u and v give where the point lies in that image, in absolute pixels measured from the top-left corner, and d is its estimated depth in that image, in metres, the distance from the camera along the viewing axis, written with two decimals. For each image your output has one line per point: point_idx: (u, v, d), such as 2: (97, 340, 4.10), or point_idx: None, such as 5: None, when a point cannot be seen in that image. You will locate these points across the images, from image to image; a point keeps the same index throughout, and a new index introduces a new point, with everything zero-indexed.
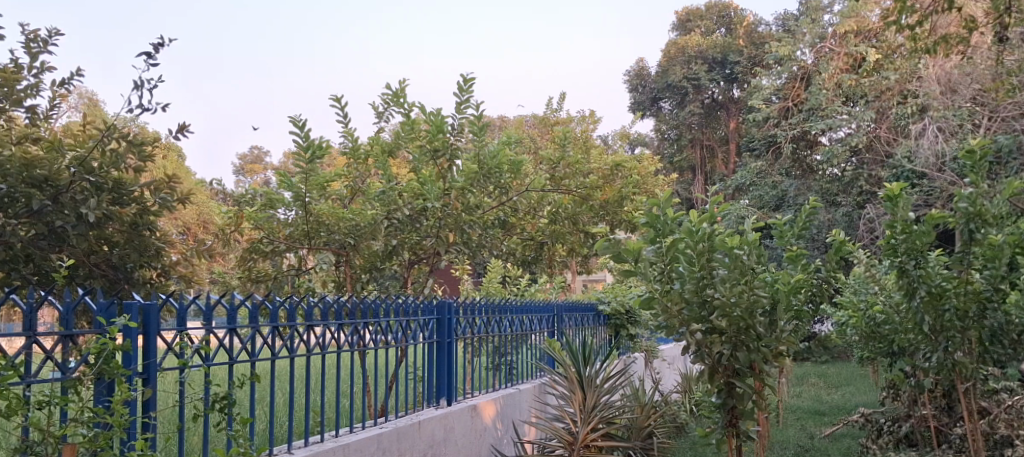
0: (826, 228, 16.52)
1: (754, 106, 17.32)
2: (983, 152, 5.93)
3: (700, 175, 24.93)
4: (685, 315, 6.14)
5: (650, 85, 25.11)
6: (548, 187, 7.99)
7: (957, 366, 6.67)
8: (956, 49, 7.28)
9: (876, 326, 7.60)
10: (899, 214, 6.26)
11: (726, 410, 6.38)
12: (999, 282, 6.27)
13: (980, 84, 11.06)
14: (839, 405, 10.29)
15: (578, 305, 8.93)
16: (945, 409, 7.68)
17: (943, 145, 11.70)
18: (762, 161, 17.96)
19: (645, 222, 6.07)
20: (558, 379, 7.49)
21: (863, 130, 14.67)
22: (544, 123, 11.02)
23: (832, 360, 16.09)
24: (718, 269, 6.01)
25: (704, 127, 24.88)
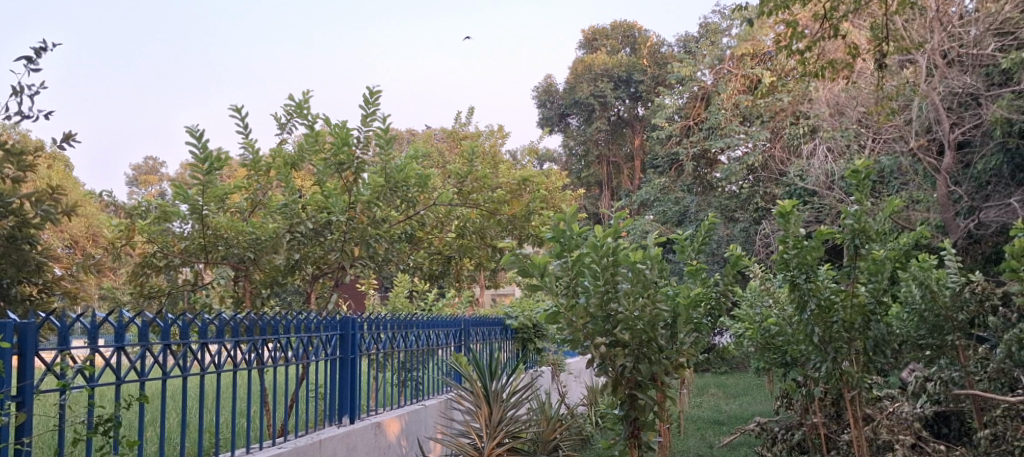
0: (725, 243, 17.13)
1: (657, 124, 17.86)
2: (867, 172, 6.30)
3: (606, 191, 25.45)
4: (589, 329, 6.25)
5: (558, 101, 25.57)
6: (455, 202, 7.97)
7: (844, 375, 6.95)
8: (841, 74, 7.70)
9: (771, 337, 7.92)
10: (791, 230, 6.63)
11: (629, 421, 6.49)
12: (881, 294, 6.70)
13: (865, 107, 11.42)
14: (737, 415, 10.66)
15: (485, 320, 8.93)
16: (834, 417, 8.08)
17: (833, 165, 12.20)
18: (666, 178, 18.64)
19: (552, 236, 6.11)
20: (464, 394, 7.44)
21: (758, 149, 15.34)
22: (453, 137, 11.08)
23: (730, 370, 16.66)
24: (621, 282, 6.17)
25: (610, 143, 25.40)
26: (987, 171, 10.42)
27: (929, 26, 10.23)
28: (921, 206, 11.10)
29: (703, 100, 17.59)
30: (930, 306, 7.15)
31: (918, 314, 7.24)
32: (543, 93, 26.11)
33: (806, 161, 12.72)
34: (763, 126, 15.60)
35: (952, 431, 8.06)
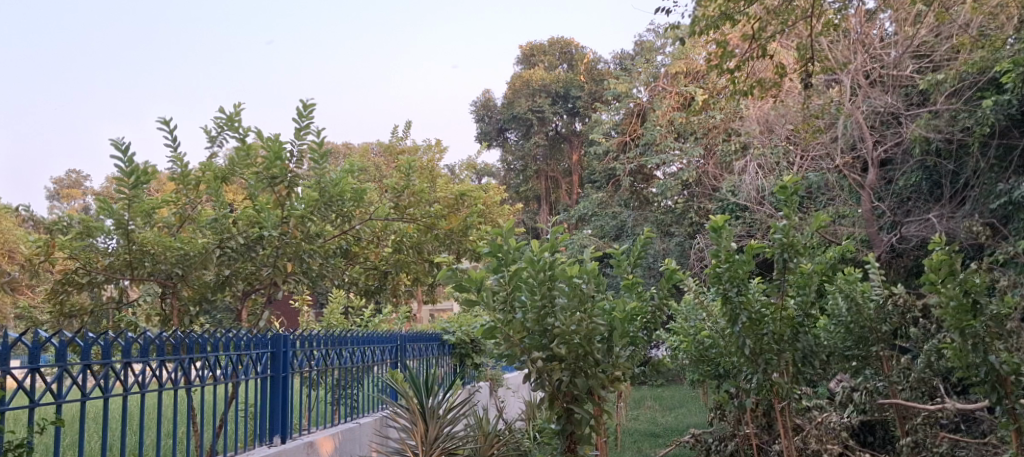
0: (661, 258, 17.35)
1: (594, 140, 18.10)
2: (795, 188, 6.46)
3: (544, 205, 25.55)
4: (526, 343, 6.25)
5: (497, 116, 25.68)
6: (392, 216, 7.90)
7: (774, 386, 7.10)
8: (769, 92, 7.93)
9: (704, 350, 8.06)
10: (723, 244, 6.76)
11: (565, 436, 6.49)
12: (809, 307, 6.93)
13: (793, 125, 11.79)
14: (672, 427, 10.77)
15: (422, 336, 8.84)
16: (766, 428, 8.23)
17: (763, 181, 12.40)
18: (603, 193, 18.90)
19: (488, 252, 6.13)
20: (400, 411, 7.32)
21: (692, 165, 15.65)
22: (390, 151, 10.99)
23: (666, 383, 16.81)
24: (558, 297, 6.19)
25: (548, 158, 25.55)
26: (908, 188, 10.99)
27: (852, 47, 10.57)
28: (846, 220, 11.42)
29: (639, 117, 17.88)
30: (856, 318, 7.49)
31: (844, 327, 7.54)
32: (481, 108, 26.17)
33: (738, 177, 12.90)
34: (696, 142, 15.92)
35: (877, 439, 8.33)
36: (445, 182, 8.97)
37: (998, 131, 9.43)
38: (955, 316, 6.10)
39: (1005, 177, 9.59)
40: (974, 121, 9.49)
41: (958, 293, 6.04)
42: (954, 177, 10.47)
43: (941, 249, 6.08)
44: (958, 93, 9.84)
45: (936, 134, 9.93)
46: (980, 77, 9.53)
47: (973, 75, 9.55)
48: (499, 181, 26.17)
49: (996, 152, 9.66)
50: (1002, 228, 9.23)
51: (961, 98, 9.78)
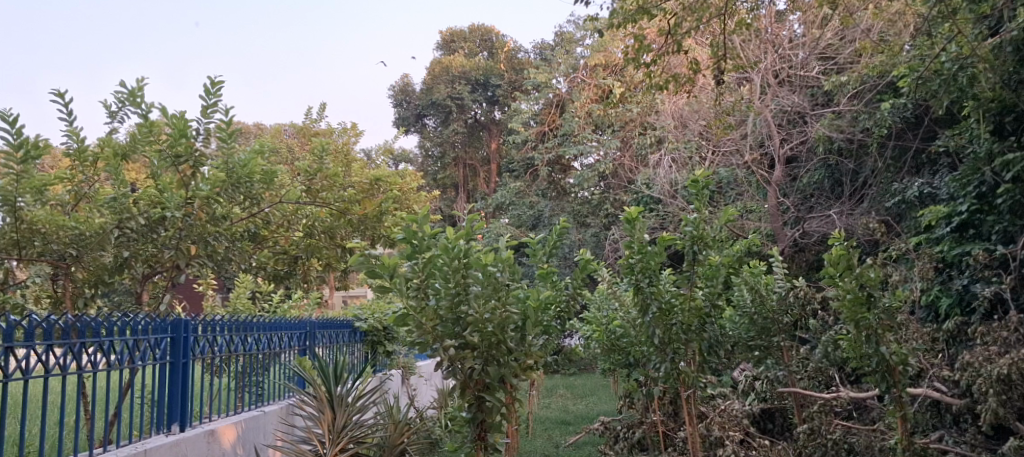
0: (576, 249, 17.55)
1: (513, 129, 18.14)
2: (706, 182, 6.69)
3: (462, 193, 25.40)
4: (438, 331, 6.20)
5: (415, 101, 25.32)
6: (304, 200, 7.70)
7: (682, 375, 7.23)
8: (683, 87, 8.06)
9: (616, 339, 8.20)
10: (636, 236, 6.89)
11: (476, 424, 6.44)
12: (716, 298, 7.12)
13: (706, 121, 12.09)
14: (583, 415, 10.94)
15: (332, 322, 8.63)
16: (672, 415, 8.45)
17: (677, 174, 12.48)
18: (521, 182, 19.02)
19: (402, 238, 6.07)
20: (307, 399, 7.07)
21: (609, 157, 15.90)
22: (303, 132, 10.73)
23: (578, 372, 17.07)
24: (472, 285, 6.12)
25: (467, 146, 25.38)
26: (811, 185, 11.43)
27: (763, 47, 11.07)
28: (753, 215, 11.75)
29: (558, 108, 18.03)
30: (760, 310, 7.76)
31: (748, 317, 7.79)
32: (399, 93, 25.79)
33: (652, 170, 13.07)
34: (613, 135, 16.14)
35: (776, 427, 8.57)
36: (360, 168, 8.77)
37: (894, 133, 9.85)
38: (851, 307, 6.48)
39: (900, 177, 10.05)
40: (873, 122, 9.90)
41: (853, 287, 6.42)
42: (854, 176, 10.91)
43: (839, 244, 6.44)
44: (861, 95, 10.28)
45: (838, 134, 10.34)
46: (879, 81, 9.97)
47: (874, 78, 10.01)
48: (417, 168, 25.87)
49: (892, 152, 10.05)
50: (896, 226, 9.65)
51: (862, 100, 10.26)
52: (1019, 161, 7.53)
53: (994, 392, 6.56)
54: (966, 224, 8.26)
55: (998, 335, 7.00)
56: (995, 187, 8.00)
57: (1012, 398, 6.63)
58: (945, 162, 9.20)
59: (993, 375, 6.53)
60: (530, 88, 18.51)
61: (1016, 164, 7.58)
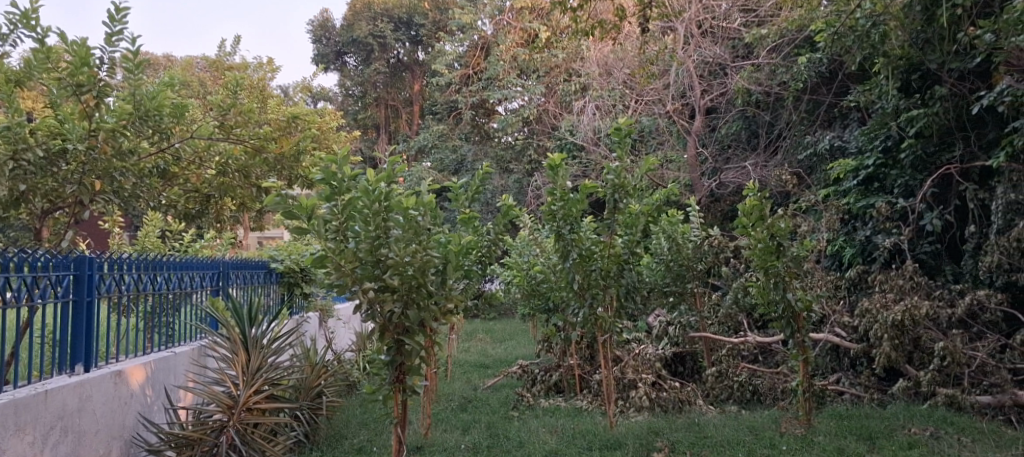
0: (498, 194, 17.53)
1: (437, 71, 17.82)
2: (628, 130, 6.75)
3: (383, 135, 24.40)
4: (357, 274, 6.03)
5: (335, 38, 24.17)
6: (216, 136, 7.38)
7: (599, 320, 7.42)
8: (609, 34, 8.01)
9: (536, 284, 8.27)
10: (559, 183, 6.88)
11: (394, 367, 6.35)
12: (634, 246, 7.26)
13: (630, 69, 12.14)
14: (502, 358, 11.08)
15: (246, 263, 8.35)
16: (588, 359, 8.66)
17: (600, 122, 12.54)
18: (444, 125, 18.83)
19: (321, 179, 5.81)
20: (219, 340, 6.69)
21: (534, 103, 15.85)
22: (216, 65, 10.31)
23: (497, 316, 17.26)
24: (392, 228, 6.02)
25: (388, 87, 24.26)
26: (729, 136, 11.72)
27: None
28: (673, 165, 11.97)
29: (482, 50, 17.62)
30: (676, 257, 7.99)
31: (665, 264, 8.03)
32: (319, 29, 24.84)
33: (576, 117, 13.06)
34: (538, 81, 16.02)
35: (686, 369, 8.82)
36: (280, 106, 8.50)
37: (809, 87, 10.10)
38: (761, 256, 6.74)
39: (812, 130, 10.36)
40: (789, 76, 10.18)
41: (764, 236, 6.66)
42: (769, 128, 11.20)
43: (752, 195, 6.62)
44: (778, 49, 10.51)
45: (756, 86, 10.68)
46: (798, 35, 10.19)
47: (793, 32, 10.22)
48: (337, 107, 24.96)
49: (807, 106, 10.35)
50: (807, 178, 9.97)
51: (780, 53, 10.49)
52: (922, 116, 7.92)
53: (888, 337, 6.95)
54: (872, 178, 8.61)
55: (894, 283, 7.40)
56: (899, 142, 8.38)
57: (904, 343, 7.03)
58: (855, 117, 9.52)
59: (889, 321, 6.92)
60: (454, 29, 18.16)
61: (919, 119, 7.96)
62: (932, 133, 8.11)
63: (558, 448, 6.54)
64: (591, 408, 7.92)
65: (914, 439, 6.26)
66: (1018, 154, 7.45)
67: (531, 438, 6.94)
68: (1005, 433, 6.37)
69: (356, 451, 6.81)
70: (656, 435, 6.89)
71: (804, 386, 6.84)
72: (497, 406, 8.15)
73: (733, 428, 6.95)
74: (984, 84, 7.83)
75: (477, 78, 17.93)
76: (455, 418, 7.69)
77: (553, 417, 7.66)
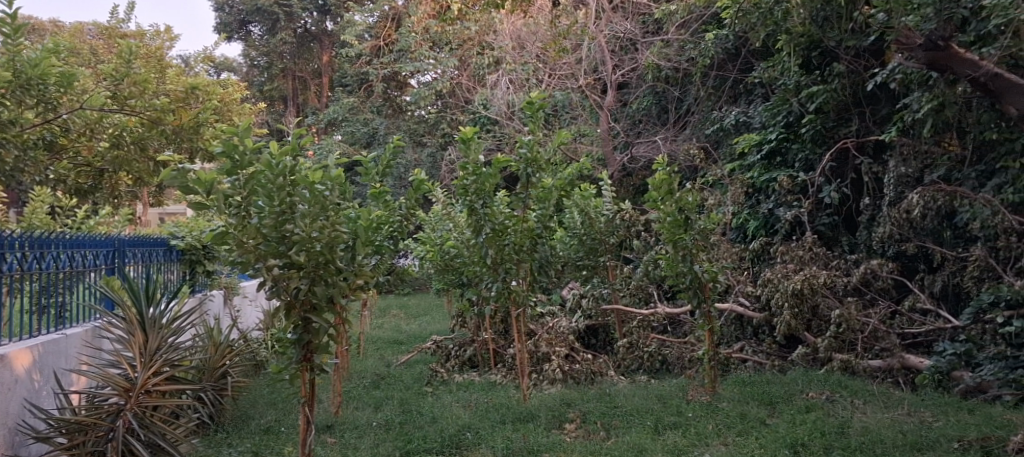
0: (410, 168, 17.32)
1: (347, 42, 17.37)
2: (540, 104, 6.72)
3: (292, 107, 23.22)
4: (261, 250, 5.70)
5: (238, 5, 22.24)
6: (108, 107, 7.00)
7: (512, 294, 7.40)
8: (520, 6, 7.93)
9: (450, 259, 8.20)
10: (472, 157, 6.81)
11: (301, 346, 6.07)
12: (547, 220, 7.27)
13: (544, 43, 12.14)
14: (416, 334, 11.01)
15: (144, 240, 7.96)
16: (502, 333, 8.66)
17: (514, 96, 12.51)
18: (355, 98, 18.46)
19: (220, 152, 5.46)
20: (114, 321, 6.33)
21: (447, 76, 15.57)
22: (109, 31, 9.79)
23: (411, 292, 17.11)
24: (298, 203, 5.73)
25: (296, 57, 22.80)
26: (640, 111, 11.88)
27: None
28: (586, 139, 12.12)
29: (393, 21, 17.46)
30: (588, 230, 8.09)
31: (578, 238, 8.08)
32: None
33: (490, 90, 12.97)
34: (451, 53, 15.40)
35: (598, 342, 8.97)
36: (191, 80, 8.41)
37: (716, 63, 10.36)
38: (670, 230, 6.87)
39: (719, 105, 10.60)
40: (698, 52, 10.39)
41: (673, 210, 6.80)
42: (678, 104, 11.43)
43: (662, 169, 6.71)
44: (687, 25, 10.74)
45: (665, 62, 10.90)
46: (705, 12, 10.41)
47: (700, 9, 10.43)
48: (243, 79, 23.46)
49: (713, 81, 10.60)
50: (714, 153, 10.21)
51: (689, 29, 10.70)
52: (822, 93, 8.25)
53: (788, 305, 7.25)
54: (774, 152, 8.89)
55: (795, 254, 7.70)
56: (800, 118, 8.70)
57: (803, 311, 7.33)
58: (760, 93, 9.79)
59: (789, 289, 7.20)
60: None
61: (819, 95, 8.31)
62: (830, 108, 8.43)
63: (472, 421, 6.55)
64: (505, 382, 7.96)
65: (811, 403, 6.53)
66: (908, 129, 7.88)
67: (445, 413, 6.91)
68: (893, 394, 6.73)
69: (263, 432, 6.67)
70: (568, 406, 6.96)
71: (709, 354, 7.05)
72: (411, 382, 8.10)
73: (643, 397, 7.10)
74: (877, 62, 8.19)
75: (387, 50, 17.65)
76: (366, 395, 7.60)
77: (466, 391, 7.66)
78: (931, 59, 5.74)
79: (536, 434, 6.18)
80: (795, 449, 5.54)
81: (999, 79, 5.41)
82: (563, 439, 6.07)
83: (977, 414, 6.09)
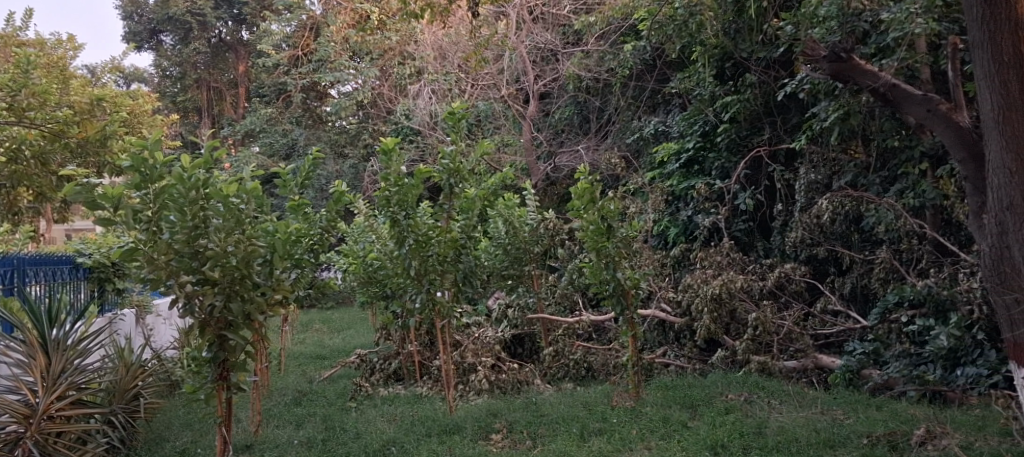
0: (331, 179, 17.06)
1: (263, 51, 17.07)
2: (462, 115, 6.70)
3: (207, 119, 22.64)
4: (173, 266, 5.45)
5: (148, 14, 21.54)
6: (5, 118, 6.64)
7: (436, 305, 7.32)
8: (439, 16, 7.90)
9: (373, 271, 8.11)
10: (393, 168, 6.75)
11: (217, 364, 5.88)
12: (471, 230, 7.24)
13: (464, 54, 12.18)
14: (339, 348, 10.84)
15: (48, 259, 7.62)
16: (428, 344, 8.59)
17: (436, 106, 12.46)
18: (273, 109, 18.13)
19: (128, 166, 5.16)
20: (14, 345, 6.01)
21: (368, 86, 15.27)
22: (8, 39, 9.37)
23: (335, 306, 16.84)
24: (212, 217, 5.50)
25: (210, 68, 22.25)
26: (562, 121, 12.03)
27: None
28: (509, 149, 12.15)
29: (311, 31, 17.27)
30: (513, 240, 8.06)
31: (502, 248, 8.06)
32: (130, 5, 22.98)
33: (412, 100, 12.88)
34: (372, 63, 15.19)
35: (525, 351, 8.91)
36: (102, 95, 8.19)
37: (634, 73, 10.64)
38: (593, 238, 6.94)
39: (638, 115, 10.82)
40: (617, 63, 10.62)
41: (596, 218, 6.86)
42: (599, 114, 11.60)
43: (584, 178, 6.77)
44: (606, 37, 10.92)
45: (586, 72, 11.07)
46: (622, 23, 10.63)
47: (618, 21, 10.65)
48: (155, 90, 22.68)
49: (633, 91, 10.83)
50: (634, 161, 10.40)
51: (608, 41, 10.88)
52: (735, 102, 8.57)
53: (708, 310, 7.44)
54: (692, 161, 9.15)
55: (714, 259, 7.94)
56: (715, 127, 9.02)
57: (721, 315, 7.54)
58: (677, 102, 10.06)
59: (708, 294, 7.40)
60: (281, 8, 17.41)
61: (732, 104, 8.64)
62: (744, 118, 8.71)
63: (397, 436, 6.46)
64: (431, 394, 7.89)
65: (731, 404, 6.68)
66: (817, 137, 8.20)
67: (369, 428, 6.80)
68: (807, 393, 6.95)
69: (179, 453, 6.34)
70: (494, 416, 6.93)
71: (633, 360, 7.13)
72: (334, 397, 7.95)
73: (568, 404, 7.14)
74: (786, 73, 8.48)
75: (306, 60, 17.38)
76: (288, 413, 7.42)
77: (391, 405, 7.56)
78: (835, 70, 5.88)
79: (462, 447, 6.13)
80: (714, 450, 5.66)
81: (896, 90, 5.57)
82: (488, 450, 6.05)
83: (884, 410, 6.33)
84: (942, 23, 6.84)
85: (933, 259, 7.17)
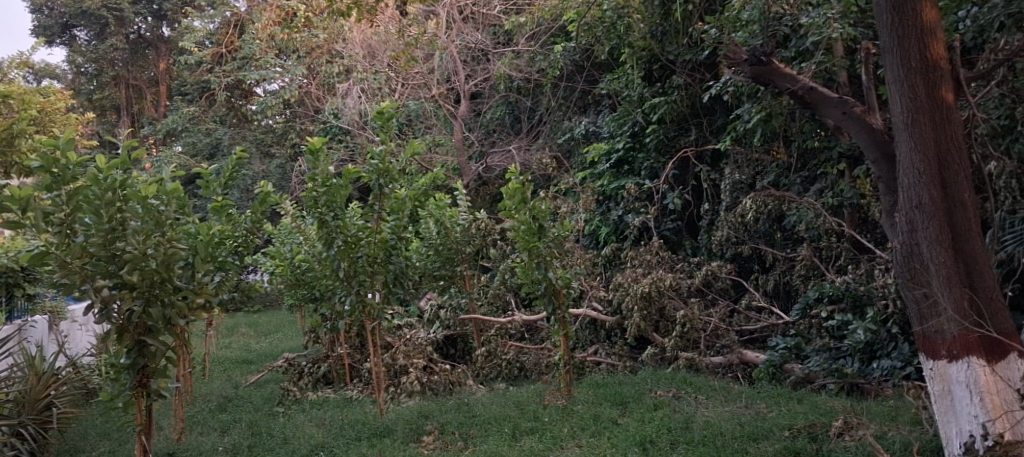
0: (258, 180, 16.70)
1: (186, 48, 16.56)
2: (391, 114, 6.61)
3: (125, 118, 21.84)
4: (88, 270, 5.20)
5: (60, 8, 20.60)
6: None
7: (366, 307, 7.23)
8: (366, 15, 7.81)
9: (301, 273, 7.98)
10: (320, 168, 6.64)
11: (136, 371, 5.59)
12: (401, 231, 7.16)
13: (394, 53, 12.06)
14: (265, 352, 10.61)
15: None
16: (358, 347, 8.49)
17: (365, 105, 12.29)
18: (196, 107, 17.62)
19: (38, 166, 4.92)
20: None
21: (294, 84, 14.98)
22: None
23: (262, 309, 16.47)
24: (130, 220, 5.27)
25: (128, 65, 21.47)
26: (493, 121, 12.11)
27: None
28: (441, 149, 12.07)
29: (236, 28, 16.86)
30: (444, 241, 8.01)
31: (433, 249, 8.01)
32: None
33: (340, 99, 12.67)
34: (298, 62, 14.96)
35: (457, 352, 8.87)
36: (10, 93, 7.89)
37: (564, 74, 10.78)
38: (524, 238, 6.94)
39: (568, 116, 10.95)
40: (547, 64, 10.71)
41: (526, 218, 6.88)
42: (530, 114, 11.72)
43: (515, 179, 6.77)
44: (536, 37, 11.02)
45: (517, 72, 11.12)
46: (551, 24, 10.73)
47: (548, 22, 10.73)
48: (68, 86, 21.74)
49: (563, 92, 10.97)
50: (565, 161, 10.50)
51: (538, 41, 10.96)
52: (663, 104, 8.71)
53: (637, 308, 7.55)
54: (622, 161, 9.30)
55: (643, 258, 8.06)
56: (644, 128, 9.20)
57: (651, 312, 7.66)
58: (606, 104, 10.23)
59: (637, 292, 7.52)
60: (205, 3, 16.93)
61: (660, 107, 8.78)
62: (671, 119, 8.88)
63: (326, 440, 6.36)
64: (361, 397, 7.79)
65: (659, 400, 6.79)
66: (740, 138, 8.42)
67: (296, 433, 6.67)
68: (733, 388, 7.11)
69: None
70: (426, 418, 6.89)
71: (564, 359, 7.17)
72: (261, 403, 7.77)
73: (499, 404, 7.14)
74: (711, 75, 8.67)
75: (230, 58, 16.94)
76: (213, 419, 7.22)
77: (320, 409, 7.44)
78: (755, 73, 6.03)
79: (392, 449, 6.07)
80: (643, 446, 5.75)
81: (813, 92, 5.73)
82: (419, 452, 6.00)
83: (805, 402, 6.52)
84: (858, 28, 7.09)
85: (851, 256, 7.38)
